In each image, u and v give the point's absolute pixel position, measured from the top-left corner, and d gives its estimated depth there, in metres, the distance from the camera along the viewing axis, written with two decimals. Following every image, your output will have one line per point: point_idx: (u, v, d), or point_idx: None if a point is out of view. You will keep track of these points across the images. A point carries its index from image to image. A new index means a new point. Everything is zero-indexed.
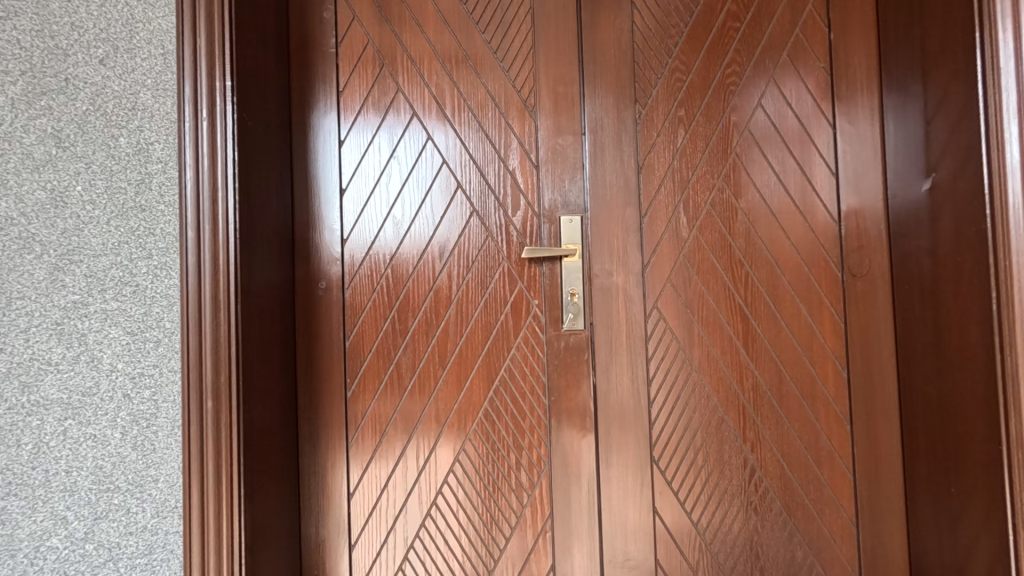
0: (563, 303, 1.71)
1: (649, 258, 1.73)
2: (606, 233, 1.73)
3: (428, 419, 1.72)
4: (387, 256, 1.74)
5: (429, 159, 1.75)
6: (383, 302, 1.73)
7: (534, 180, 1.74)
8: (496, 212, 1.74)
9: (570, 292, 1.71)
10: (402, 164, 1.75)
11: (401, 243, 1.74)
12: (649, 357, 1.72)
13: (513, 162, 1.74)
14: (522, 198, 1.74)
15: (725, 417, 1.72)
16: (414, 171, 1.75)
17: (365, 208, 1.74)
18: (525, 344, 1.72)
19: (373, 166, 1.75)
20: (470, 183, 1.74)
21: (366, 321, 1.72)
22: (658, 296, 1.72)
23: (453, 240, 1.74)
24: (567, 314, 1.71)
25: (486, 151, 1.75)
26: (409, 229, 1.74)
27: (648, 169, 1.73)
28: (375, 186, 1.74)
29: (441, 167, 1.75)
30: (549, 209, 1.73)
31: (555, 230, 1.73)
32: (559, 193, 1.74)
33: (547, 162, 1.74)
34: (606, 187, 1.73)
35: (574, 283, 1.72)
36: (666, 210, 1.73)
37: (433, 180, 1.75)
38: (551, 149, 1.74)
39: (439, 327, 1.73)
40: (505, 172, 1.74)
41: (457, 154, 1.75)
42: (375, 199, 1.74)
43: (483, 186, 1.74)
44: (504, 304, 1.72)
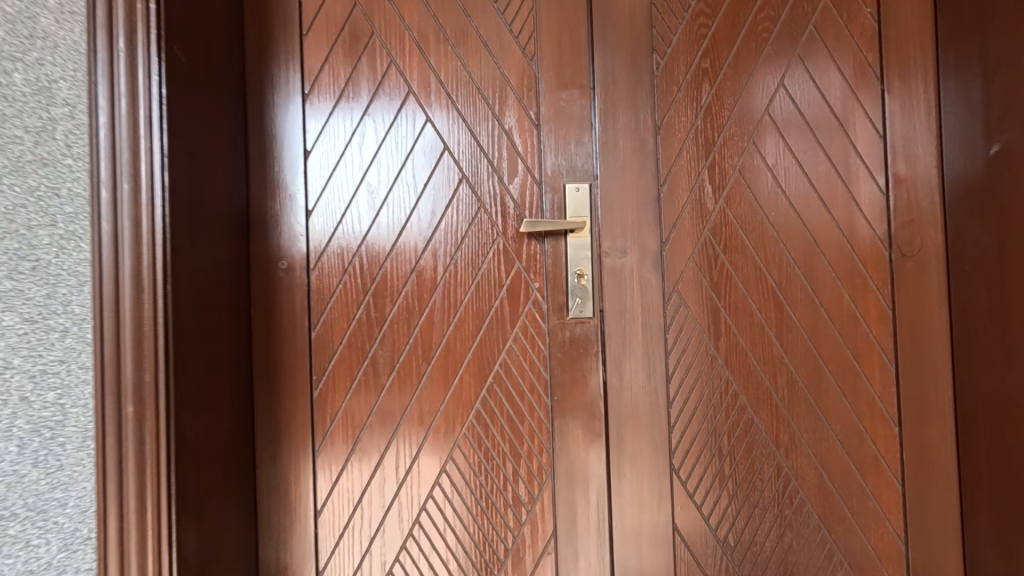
0: (569, 285, 1.46)
1: (668, 234, 1.48)
2: (618, 204, 1.47)
3: (409, 424, 1.46)
4: (360, 231, 1.47)
5: (410, 118, 1.48)
6: (356, 285, 1.47)
7: (535, 142, 1.48)
8: (490, 179, 1.48)
9: (577, 273, 1.46)
10: (377, 124, 1.48)
11: (376, 216, 1.47)
12: (668, 350, 1.48)
13: (509, 120, 1.48)
14: (521, 162, 1.48)
15: (756, 419, 1.48)
16: (392, 132, 1.48)
17: (334, 174, 1.47)
18: (524, 335, 1.47)
19: (344, 126, 1.48)
20: (458, 146, 1.48)
21: (336, 307, 1.46)
22: (679, 278, 1.48)
23: (439, 213, 1.48)
24: (574, 299, 1.46)
25: (479, 108, 1.48)
26: (387, 200, 1.48)
27: (667, 129, 1.48)
28: (345, 149, 1.48)
29: (424, 127, 1.48)
30: (552, 176, 1.48)
31: (560, 201, 1.47)
32: (564, 157, 1.48)
33: (550, 119, 1.48)
34: (619, 149, 1.48)
35: (582, 262, 1.47)
36: (688, 177, 1.48)
37: (415, 142, 1.48)
38: (555, 105, 1.48)
39: (423, 314, 1.47)
40: (500, 132, 1.48)
41: (444, 111, 1.48)
42: (345, 163, 1.48)
43: (474, 149, 1.48)
44: (499, 288, 1.47)
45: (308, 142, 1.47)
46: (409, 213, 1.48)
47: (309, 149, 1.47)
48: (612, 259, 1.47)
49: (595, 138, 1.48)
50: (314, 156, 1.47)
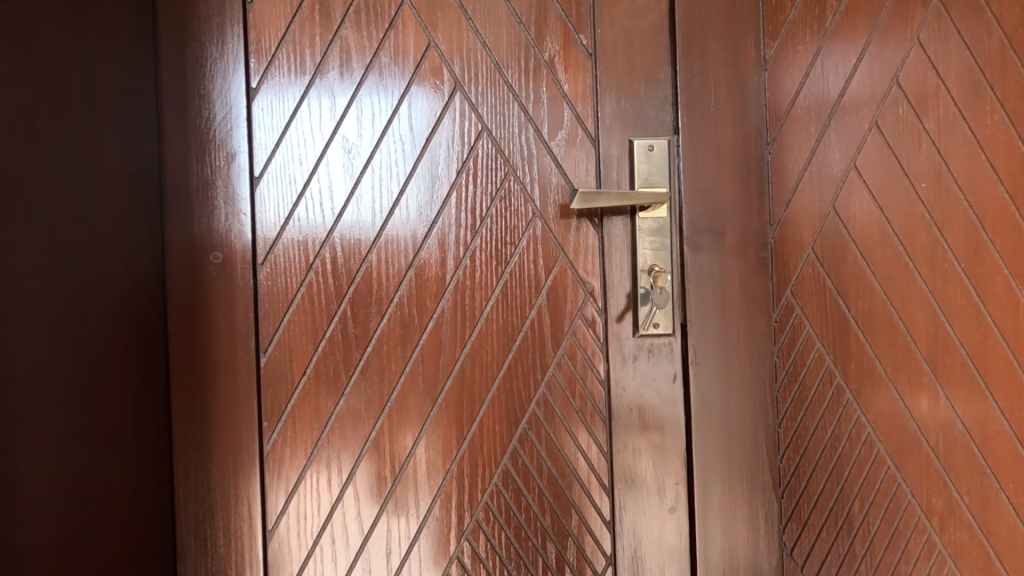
0: (641, 287, 1.01)
1: (778, 214, 1.03)
2: (708, 169, 1.02)
3: (406, 489, 1.01)
4: (333, 206, 1.00)
5: (404, 40, 1.01)
6: (326, 288, 1.00)
7: (587, 79, 1.02)
8: (523, 133, 1.02)
9: (651, 268, 1.00)
10: (357, 50, 1.00)
11: (355, 185, 1.00)
12: (779, 380, 1.03)
13: (550, 47, 1.02)
14: (566, 109, 1.02)
15: (900, 476, 1.04)
16: (377, 62, 1.00)
17: (293, 123, 0.99)
18: (573, 359, 1.02)
19: (306, 52, 0.99)
20: (475, 84, 1.02)
21: (297, 319, 0.99)
22: (792, 276, 1.03)
23: (448, 181, 1.02)
24: (646, 305, 1.01)
25: (506, 29, 1.02)
26: (372, 161, 1.01)
27: (776, 64, 1.03)
28: (308, 86, 1.00)
29: (424, 55, 1.01)
30: (611, 130, 1.02)
31: (623, 165, 1.02)
32: (630, 102, 1.02)
33: (609, 46, 1.02)
34: (710, 89, 1.02)
35: (658, 252, 1.01)
36: (806, 132, 1.04)
37: (412, 78, 1.01)
38: (617, 26, 1.02)
39: (425, 329, 1.01)
40: (536, 65, 1.02)
41: (455, 32, 1.01)
42: (308, 106, 1.00)
43: (500, 90, 1.02)
44: (536, 292, 1.01)
45: (253, 75, 0.99)
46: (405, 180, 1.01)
47: (255, 85, 0.99)
48: (699, 249, 1.02)
49: (674, 73, 1.03)
50: (263, 97, 0.99)
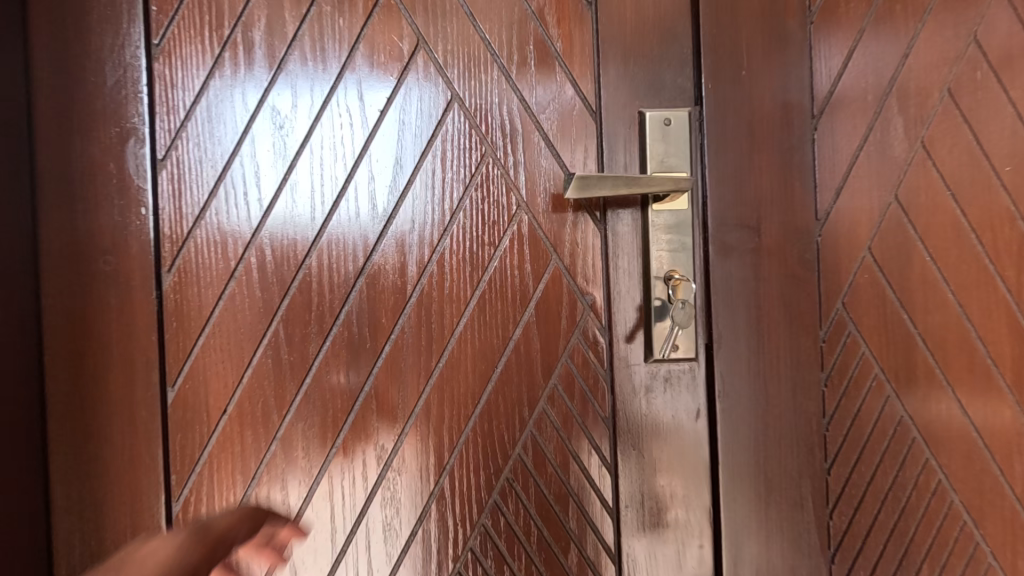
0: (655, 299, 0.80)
1: (826, 207, 0.82)
2: (739, 149, 0.81)
3: (359, 558, 0.79)
4: (263, 195, 0.78)
5: None
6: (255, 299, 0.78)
7: (586, 35, 0.81)
8: (505, 104, 0.80)
9: (668, 275, 0.79)
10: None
11: (291, 167, 0.78)
12: (829, 415, 0.82)
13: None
14: (559, 73, 0.81)
15: (978, 533, 0.84)
16: (315, 12, 0.78)
17: (206, 90, 0.77)
18: (570, 393, 0.80)
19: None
20: (442, 41, 0.80)
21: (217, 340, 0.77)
22: (845, 285, 0.82)
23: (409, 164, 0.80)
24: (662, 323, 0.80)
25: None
26: (312, 138, 0.79)
27: (825, 17, 0.82)
28: (227, 43, 0.77)
29: (377, 5, 0.79)
30: (617, 100, 0.81)
31: (631, 144, 0.81)
32: (640, 64, 0.81)
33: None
34: (742, 47, 0.81)
35: (677, 255, 0.80)
36: (863, 101, 0.82)
37: (363, 33, 0.79)
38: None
39: (381, 352, 0.79)
40: (522, 16, 0.80)
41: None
42: (226, 67, 0.77)
43: (476, 49, 0.80)
44: (521, 306, 0.80)
45: (155, 28, 0.76)
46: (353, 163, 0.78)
47: (157, 40, 0.77)
48: (728, 251, 0.80)
49: (696, 26, 0.81)
50: (167, 55, 0.77)
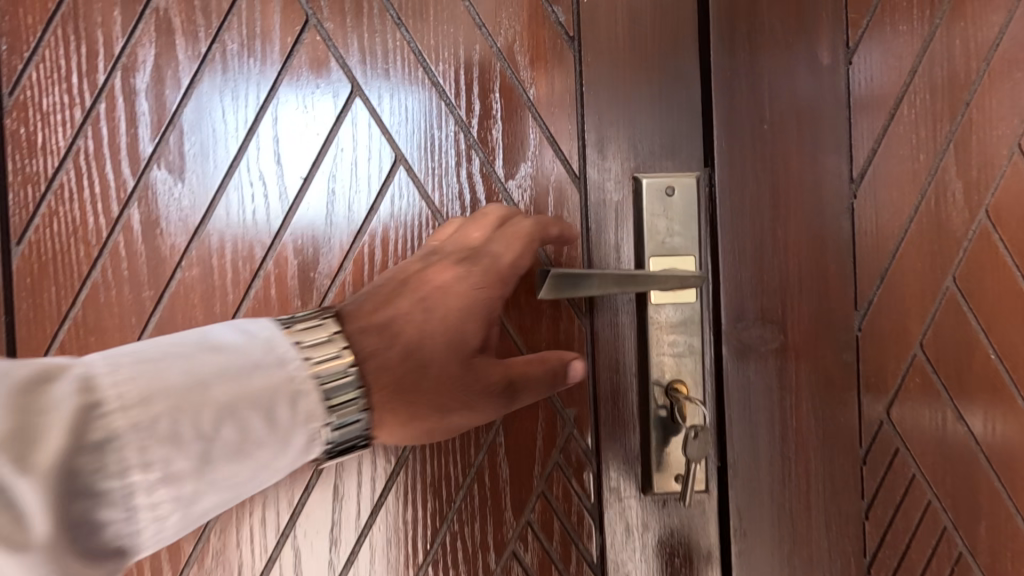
0: (653, 415, 0.64)
1: (868, 295, 0.66)
2: (760, 223, 0.64)
3: None
4: (152, 286, 0.61)
5: (265, 17, 0.61)
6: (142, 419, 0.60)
7: (568, 79, 0.64)
8: (465, 166, 0.63)
9: (671, 387, 0.63)
10: (184, 30, 0.60)
11: (188, 251, 0.61)
12: (870, 553, 0.66)
13: (508, 28, 0.63)
14: (534, 127, 0.64)
15: None
16: (218, 51, 0.61)
17: (74, 153, 0.59)
18: (547, 532, 0.64)
19: (97, 32, 0.59)
20: (384, 88, 0.63)
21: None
22: (891, 392, 0.66)
23: (343, 244, 0.63)
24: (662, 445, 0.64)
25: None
26: (215, 213, 0.61)
27: (869, 56, 0.65)
28: (102, 91, 0.60)
29: (299, 41, 0.62)
30: (605, 162, 0.64)
31: (624, 217, 0.64)
32: (635, 116, 0.64)
33: (602, 25, 0.64)
34: (764, 94, 0.64)
35: (681, 361, 0.63)
36: (915, 160, 0.66)
37: (281, 78, 0.61)
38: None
39: (308, 482, 0.62)
40: (486, 55, 0.63)
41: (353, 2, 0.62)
42: (100, 124, 0.60)
43: (428, 98, 0.63)
44: (486, 426, 0.63)
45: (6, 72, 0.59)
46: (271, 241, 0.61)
47: (9, 88, 0.59)
48: (746, 352, 0.64)
49: (706, 68, 0.64)
50: (23, 108, 0.59)
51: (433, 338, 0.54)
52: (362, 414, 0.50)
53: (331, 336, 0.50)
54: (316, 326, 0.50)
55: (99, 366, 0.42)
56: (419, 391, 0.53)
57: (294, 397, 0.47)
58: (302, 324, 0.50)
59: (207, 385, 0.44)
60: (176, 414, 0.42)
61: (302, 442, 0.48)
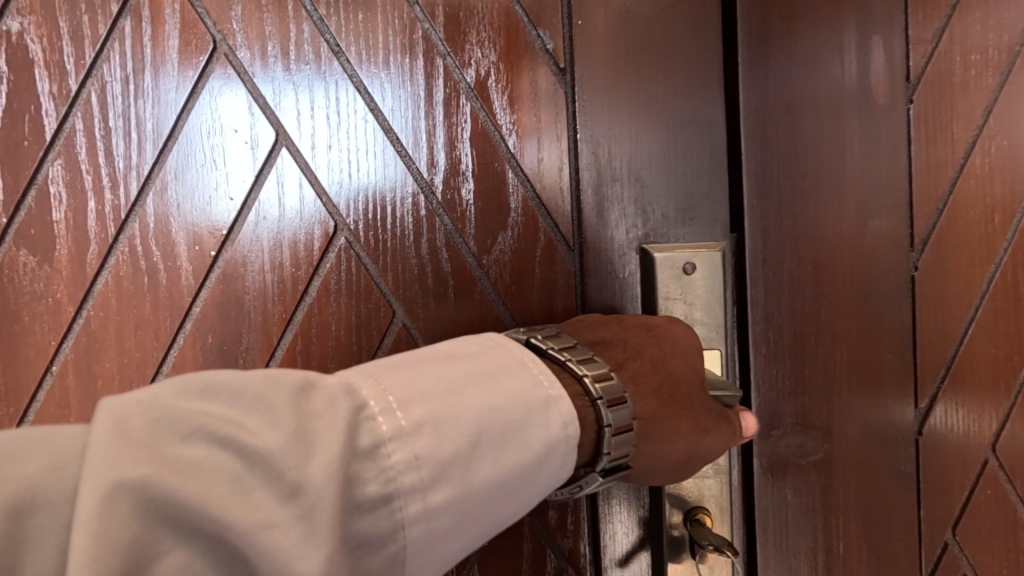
0: (669, 548, 0.50)
1: (934, 390, 0.53)
2: (804, 305, 0.50)
3: None
4: (13, 398, 0.46)
5: (159, 42, 0.46)
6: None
7: (557, 123, 0.50)
8: (428, 236, 0.49)
9: (691, 516, 0.50)
10: (46, 61, 0.45)
11: (62, 351, 0.46)
12: None
13: (480, 56, 0.49)
14: (514, 185, 0.50)
15: None
16: (94, 88, 0.46)
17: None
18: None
19: None
20: (321, 135, 0.48)
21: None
22: (960, 509, 0.53)
23: (268, 339, 0.48)
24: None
25: (386, 17, 0.48)
26: (95, 302, 0.46)
27: (935, 95, 0.52)
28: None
29: (205, 74, 0.47)
30: (607, 228, 0.50)
31: (631, 299, 0.51)
32: (644, 171, 0.50)
33: (600, 54, 0.50)
34: (807, 141, 0.50)
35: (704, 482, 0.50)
36: (987, 224, 0.53)
37: (181, 122, 0.47)
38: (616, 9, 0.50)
39: None
40: (452, 93, 0.49)
41: (276, 24, 0.47)
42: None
43: (378, 149, 0.49)
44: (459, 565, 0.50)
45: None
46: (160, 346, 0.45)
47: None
48: (786, 467, 0.51)
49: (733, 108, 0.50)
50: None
51: (677, 355, 0.44)
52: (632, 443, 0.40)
53: (563, 339, 0.42)
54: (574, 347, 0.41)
55: (355, 375, 0.31)
56: (678, 412, 0.43)
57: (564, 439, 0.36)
58: (544, 336, 0.41)
59: (461, 397, 0.32)
60: (439, 426, 0.30)
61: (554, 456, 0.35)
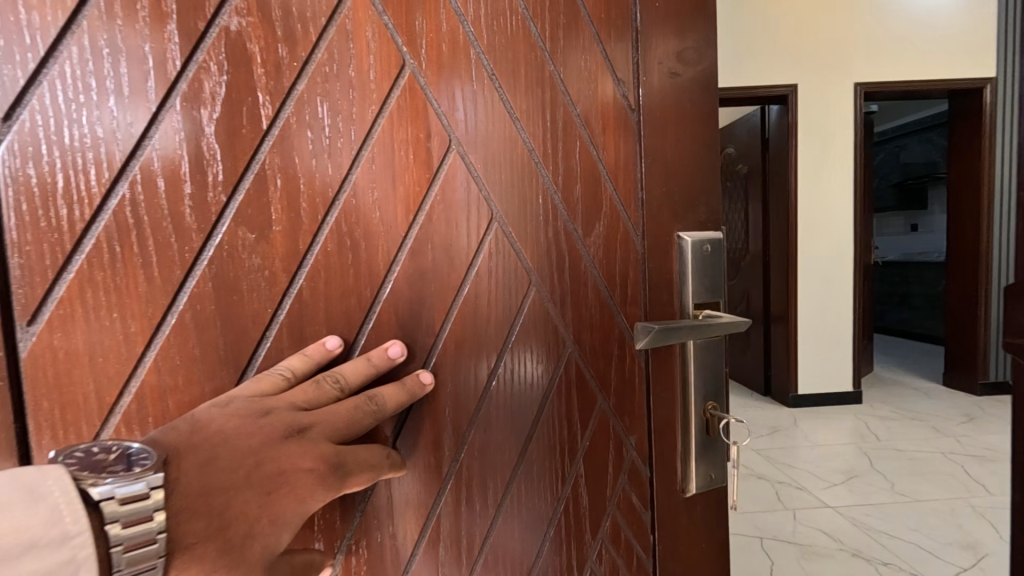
0: (696, 427, 0.68)
1: None
2: None
3: None
4: (232, 365, 0.48)
5: (364, 49, 0.52)
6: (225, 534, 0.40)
7: (630, 146, 0.65)
8: (554, 226, 0.63)
9: (706, 408, 0.69)
10: (263, 55, 0.47)
11: (277, 320, 0.50)
12: None
13: (583, 92, 0.63)
14: (610, 185, 0.65)
15: None
16: (307, 86, 0.49)
17: (115, 195, 0.43)
18: (620, 550, 0.69)
19: (147, 45, 0.43)
20: (478, 137, 0.58)
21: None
22: None
23: (447, 297, 0.58)
24: (711, 456, 0.70)
25: (524, 54, 0.60)
26: (308, 274, 0.51)
27: None
28: (154, 127, 0.44)
29: (399, 82, 0.54)
30: (660, 214, 0.66)
31: (667, 271, 0.67)
32: (675, 179, 0.67)
33: (672, 89, 0.66)
34: None
35: (715, 378, 0.69)
36: None
37: (377, 123, 0.53)
38: (665, 53, 0.65)
39: (419, 536, 0.60)
40: (567, 120, 0.62)
41: (448, 51, 0.56)
42: (156, 166, 0.44)
43: (516, 160, 0.60)
44: (572, 459, 0.66)
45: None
46: (311, 364, 0.50)
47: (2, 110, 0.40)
48: None
49: None
50: (25, 139, 0.40)
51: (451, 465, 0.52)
52: (160, 554, 0.34)
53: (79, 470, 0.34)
54: (145, 495, 0.34)
55: None
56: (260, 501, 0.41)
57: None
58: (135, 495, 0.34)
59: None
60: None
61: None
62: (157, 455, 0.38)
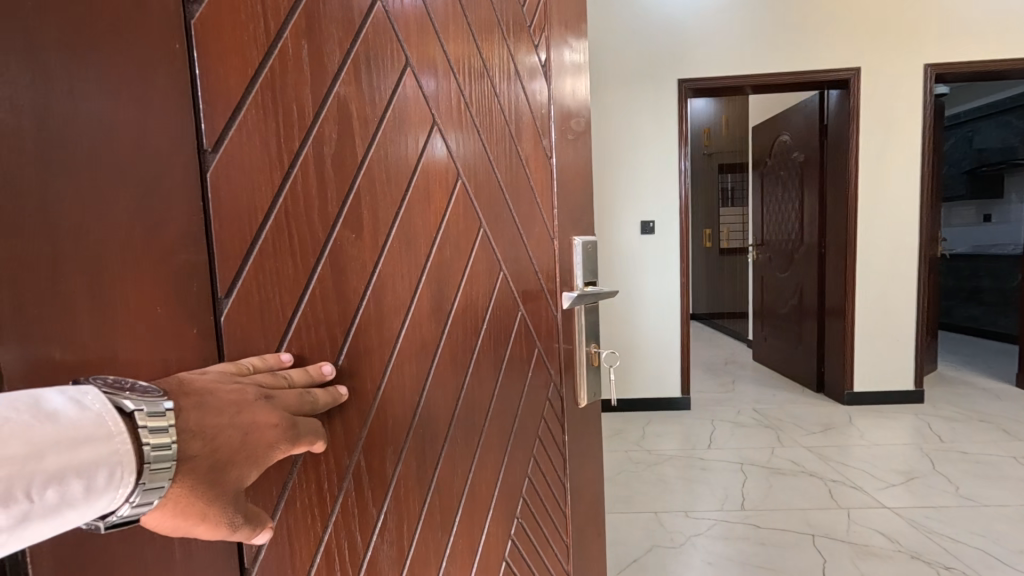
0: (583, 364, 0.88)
1: None
2: None
3: None
4: (341, 326, 0.58)
5: (414, 111, 0.64)
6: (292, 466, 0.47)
7: (545, 169, 0.81)
8: (509, 234, 0.77)
9: (591, 347, 0.89)
10: (356, 109, 0.58)
11: (365, 297, 0.60)
12: None
13: (532, 146, 0.79)
14: (550, 219, 0.82)
15: None
16: (387, 123, 0.61)
17: (273, 211, 0.52)
18: (550, 447, 0.86)
19: (294, 103, 0.53)
20: (473, 171, 0.72)
21: (283, 543, 0.55)
22: None
23: (452, 289, 0.70)
24: (595, 381, 0.91)
25: (495, 112, 0.74)
26: (386, 257, 0.62)
27: None
28: (297, 158, 0.53)
29: (432, 144, 0.66)
30: (564, 223, 0.84)
31: (569, 264, 0.85)
32: (573, 199, 0.86)
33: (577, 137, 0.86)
34: None
35: (594, 325, 0.90)
36: None
37: (421, 161, 0.65)
38: (570, 113, 0.84)
39: (438, 453, 0.69)
40: (511, 154, 0.77)
41: (460, 115, 0.70)
42: (297, 188, 0.53)
43: (493, 189, 0.74)
44: (522, 384, 0.81)
45: (206, 129, 0.48)
46: (265, 365, 0.51)
47: (209, 144, 0.48)
48: None
49: None
50: (223, 163, 0.49)
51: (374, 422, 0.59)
52: (166, 478, 0.38)
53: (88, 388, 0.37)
54: (163, 412, 0.38)
55: None
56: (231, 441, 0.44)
57: (112, 467, 0.35)
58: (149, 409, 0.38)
59: (40, 455, 0.32)
60: (43, 465, 0.32)
61: (101, 492, 0.35)
62: (160, 387, 0.41)
